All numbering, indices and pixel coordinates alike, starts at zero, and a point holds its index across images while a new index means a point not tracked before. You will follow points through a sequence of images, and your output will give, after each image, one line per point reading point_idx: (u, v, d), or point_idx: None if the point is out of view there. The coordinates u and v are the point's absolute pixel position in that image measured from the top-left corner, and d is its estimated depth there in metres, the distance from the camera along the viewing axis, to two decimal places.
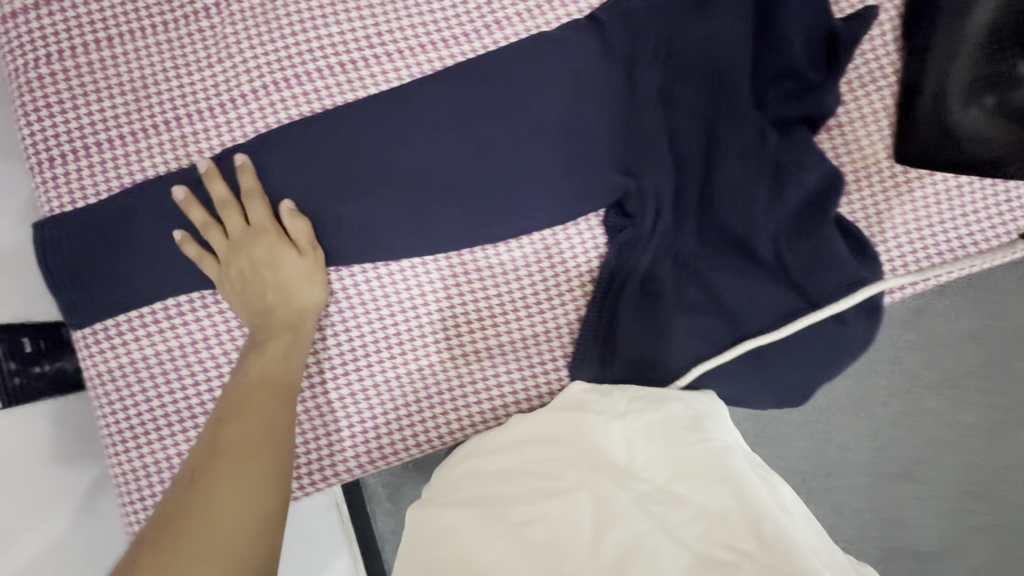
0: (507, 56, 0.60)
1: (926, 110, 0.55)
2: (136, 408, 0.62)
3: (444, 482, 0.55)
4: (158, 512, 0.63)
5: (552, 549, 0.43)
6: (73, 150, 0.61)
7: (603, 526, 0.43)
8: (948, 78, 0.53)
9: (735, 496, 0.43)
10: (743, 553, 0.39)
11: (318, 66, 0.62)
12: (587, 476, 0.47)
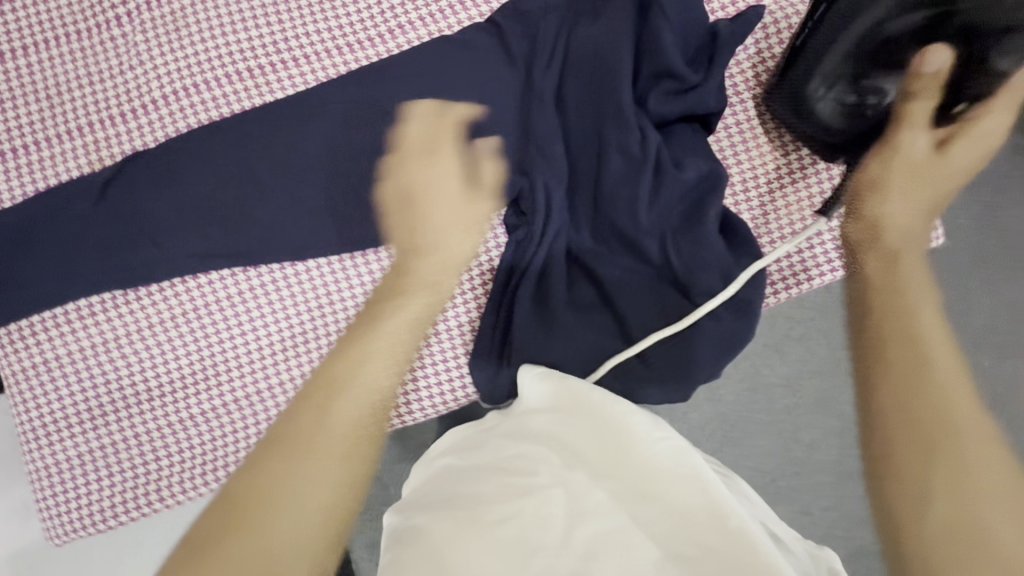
0: (402, 64, 0.61)
1: (793, 87, 0.55)
2: (54, 407, 0.64)
3: (421, 481, 0.54)
4: (77, 509, 0.64)
5: (521, 546, 0.39)
6: None
7: (573, 524, 0.41)
8: (823, 60, 0.52)
9: (701, 492, 0.41)
10: (711, 550, 0.38)
11: (227, 69, 0.63)
12: (557, 473, 0.45)
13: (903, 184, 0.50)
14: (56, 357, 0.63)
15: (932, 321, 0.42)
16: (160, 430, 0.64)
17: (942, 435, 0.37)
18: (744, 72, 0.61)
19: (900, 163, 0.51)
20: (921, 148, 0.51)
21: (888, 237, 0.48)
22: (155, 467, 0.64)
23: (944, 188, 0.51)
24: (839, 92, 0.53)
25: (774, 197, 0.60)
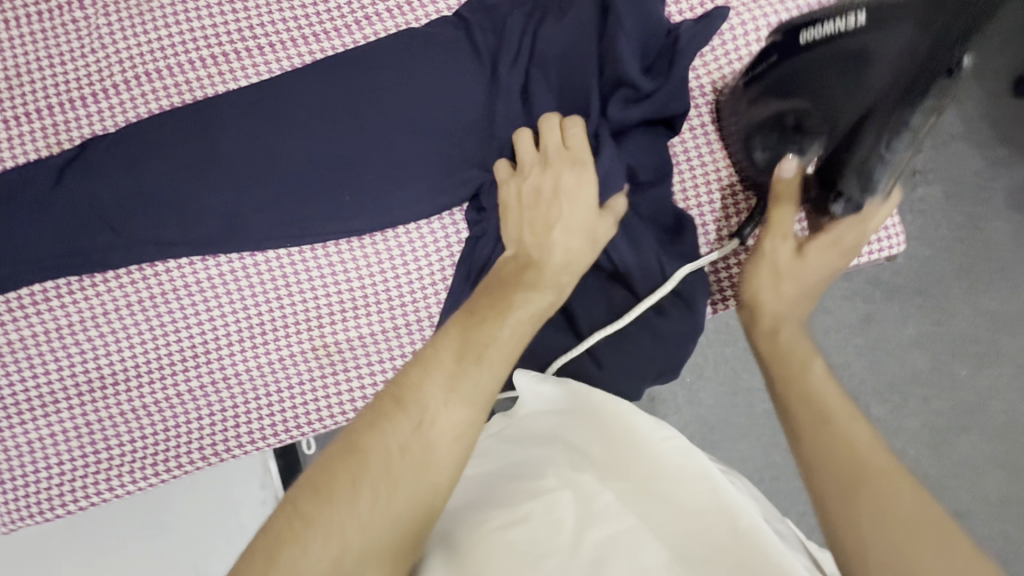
0: (370, 57, 0.60)
1: (734, 127, 0.60)
2: (5, 394, 0.62)
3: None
4: (27, 498, 0.64)
5: (531, 550, 0.38)
6: None
7: (583, 527, 0.39)
8: (750, 113, 0.57)
9: (709, 490, 0.39)
10: (721, 552, 0.36)
11: (193, 54, 0.62)
12: (565, 478, 0.44)
13: (784, 274, 0.52)
14: (9, 343, 0.62)
15: (804, 363, 0.46)
16: (114, 419, 0.63)
17: (838, 455, 0.39)
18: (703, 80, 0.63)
19: (784, 248, 0.53)
20: (785, 246, 0.53)
21: (766, 318, 0.51)
22: (108, 456, 0.63)
23: (812, 287, 0.52)
24: (761, 140, 0.57)
25: (727, 205, 0.63)
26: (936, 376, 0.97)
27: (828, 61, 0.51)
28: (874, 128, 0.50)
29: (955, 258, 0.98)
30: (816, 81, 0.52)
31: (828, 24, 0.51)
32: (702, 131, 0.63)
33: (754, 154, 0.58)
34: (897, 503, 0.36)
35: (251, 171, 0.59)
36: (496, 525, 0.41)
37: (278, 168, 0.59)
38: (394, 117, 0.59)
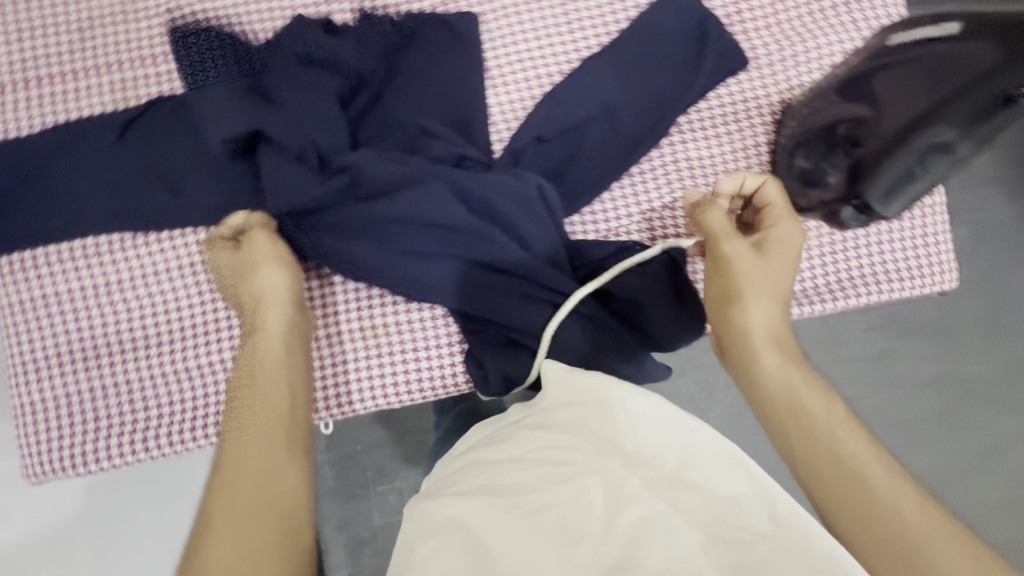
0: (429, 45, 0.62)
1: (792, 131, 0.58)
2: (43, 335, 0.63)
3: (449, 470, 0.53)
4: (52, 442, 0.63)
5: (569, 535, 0.40)
6: (21, 83, 0.63)
7: (614, 513, 0.40)
8: (813, 112, 0.56)
9: (746, 479, 0.40)
10: (757, 534, 0.37)
11: (266, 25, 0.64)
12: (592, 461, 0.43)
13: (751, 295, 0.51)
14: (55, 290, 0.63)
15: (783, 381, 0.47)
16: (149, 377, 0.64)
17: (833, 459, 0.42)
18: (762, 98, 0.62)
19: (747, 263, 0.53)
20: (744, 253, 0.53)
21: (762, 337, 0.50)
22: (137, 415, 0.64)
23: (777, 286, 0.52)
24: (809, 146, 0.56)
25: None
26: (951, 419, 0.97)
27: (907, 71, 0.50)
28: (940, 132, 0.49)
29: (982, 303, 0.98)
30: (897, 79, 0.51)
31: (924, 29, 0.50)
32: (756, 148, 0.63)
33: (795, 161, 0.57)
34: (898, 499, 0.40)
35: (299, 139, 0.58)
36: (523, 513, 0.42)
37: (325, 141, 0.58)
38: (453, 107, 0.61)
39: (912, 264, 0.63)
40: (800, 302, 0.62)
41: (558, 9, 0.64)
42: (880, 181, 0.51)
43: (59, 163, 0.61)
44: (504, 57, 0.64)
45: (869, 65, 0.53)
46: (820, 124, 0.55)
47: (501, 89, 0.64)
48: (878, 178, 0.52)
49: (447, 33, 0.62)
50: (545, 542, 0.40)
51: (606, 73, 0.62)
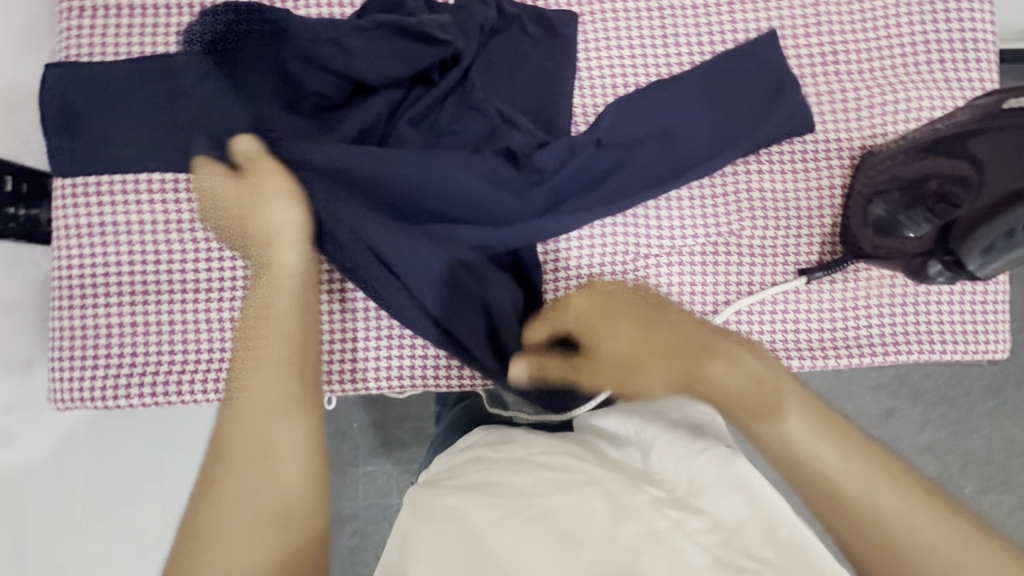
0: (517, 38, 0.63)
1: (872, 181, 0.58)
2: (89, 260, 0.62)
3: (448, 467, 0.56)
4: (81, 370, 0.62)
5: (570, 539, 0.40)
6: (113, 7, 0.63)
7: (617, 526, 0.41)
8: (900, 164, 0.56)
9: (749, 503, 0.41)
10: (763, 562, 0.37)
11: None
12: (598, 478, 0.46)
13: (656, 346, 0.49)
14: (115, 220, 0.62)
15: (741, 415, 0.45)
16: (192, 322, 0.63)
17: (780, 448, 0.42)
18: (839, 142, 0.64)
19: (615, 336, 0.50)
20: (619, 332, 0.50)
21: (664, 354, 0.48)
22: (176, 358, 0.63)
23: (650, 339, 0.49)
24: (894, 196, 0.56)
25: (816, 253, 0.63)
26: (955, 489, 0.96)
27: (1003, 139, 0.52)
28: None
29: (1006, 381, 0.97)
30: (998, 146, 0.52)
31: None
32: (829, 190, 0.64)
33: (871, 208, 0.58)
34: (856, 474, 0.41)
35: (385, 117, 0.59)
36: (524, 515, 0.43)
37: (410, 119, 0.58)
38: (536, 107, 0.62)
39: (963, 330, 0.63)
40: (851, 349, 0.63)
41: (655, 20, 0.65)
42: (975, 242, 0.52)
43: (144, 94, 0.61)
44: (596, 60, 0.64)
45: (966, 129, 0.54)
46: (911, 175, 0.55)
47: (588, 90, 0.64)
48: (974, 239, 0.52)
49: (541, 27, 0.63)
50: (538, 540, 0.41)
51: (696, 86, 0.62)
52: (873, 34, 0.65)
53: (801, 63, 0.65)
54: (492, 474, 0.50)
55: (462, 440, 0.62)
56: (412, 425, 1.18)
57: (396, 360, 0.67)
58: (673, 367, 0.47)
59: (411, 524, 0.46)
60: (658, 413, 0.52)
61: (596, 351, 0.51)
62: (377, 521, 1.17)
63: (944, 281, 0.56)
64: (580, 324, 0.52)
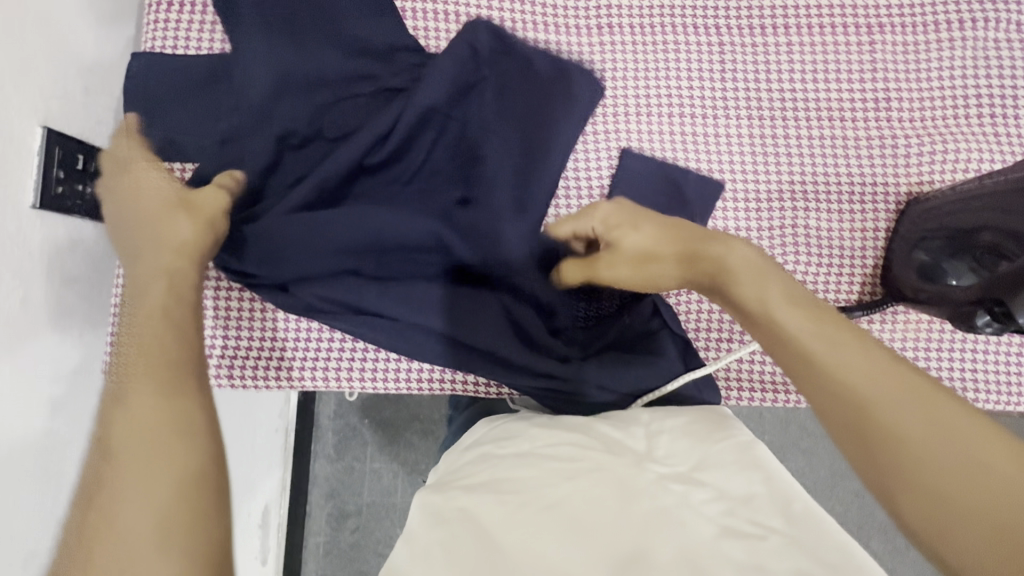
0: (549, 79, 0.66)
1: (917, 228, 0.61)
2: None
3: (454, 467, 0.56)
4: None
5: (581, 523, 0.43)
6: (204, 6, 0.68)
7: (622, 512, 0.44)
8: (947, 214, 0.59)
9: (763, 482, 0.45)
10: (770, 529, 0.41)
11: (439, 7, 0.69)
12: (604, 460, 0.49)
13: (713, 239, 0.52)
14: None
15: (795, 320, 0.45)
16: (244, 306, 0.67)
17: (850, 418, 0.40)
18: (883, 186, 0.66)
19: (616, 259, 0.55)
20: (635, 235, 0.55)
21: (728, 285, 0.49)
22: (226, 340, 0.68)
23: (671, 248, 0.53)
24: (938, 243, 0.59)
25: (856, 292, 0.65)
26: None
27: None
28: None
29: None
30: None
31: None
32: (873, 230, 0.65)
33: (915, 253, 0.60)
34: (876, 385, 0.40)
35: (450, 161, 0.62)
36: (536, 506, 0.45)
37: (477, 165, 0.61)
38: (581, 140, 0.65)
39: (992, 381, 0.64)
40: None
41: (706, 60, 0.69)
42: (1006, 287, 0.51)
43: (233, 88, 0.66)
44: (657, 88, 0.69)
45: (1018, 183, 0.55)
46: (955, 226, 0.58)
47: (645, 114, 0.69)
48: (1004, 284, 0.51)
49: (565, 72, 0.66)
50: (557, 520, 0.44)
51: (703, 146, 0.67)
52: (927, 85, 0.67)
53: (853, 107, 0.67)
54: (500, 463, 0.52)
55: (467, 437, 0.62)
56: (422, 426, 1.20)
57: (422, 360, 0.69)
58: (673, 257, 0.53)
59: (428, 513, 0.49)
60: (664, 416, 0.55)
61: (618, 246, 0.55)
62: (380, 518, 1.18)
63: (992, 333, 0.55)
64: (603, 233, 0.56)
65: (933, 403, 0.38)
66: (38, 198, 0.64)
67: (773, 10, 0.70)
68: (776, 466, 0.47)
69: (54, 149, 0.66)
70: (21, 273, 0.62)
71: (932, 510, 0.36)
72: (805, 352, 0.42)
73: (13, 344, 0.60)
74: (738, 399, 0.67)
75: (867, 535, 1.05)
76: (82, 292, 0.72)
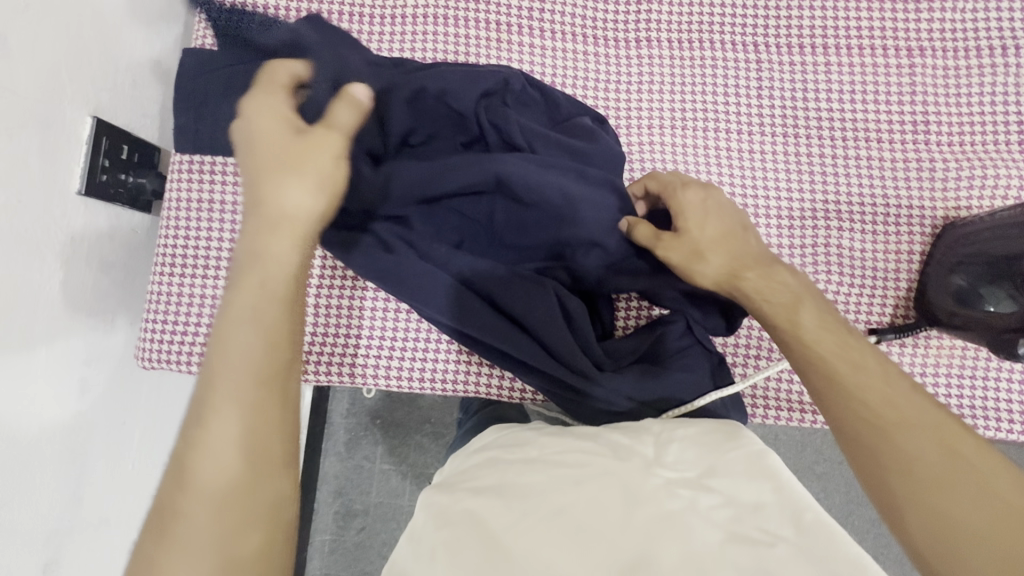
0: (551, 106, 0.66)
1: (953, 255, 0.60)
2: (197, 230, 0.69)
3: (463, 468, 0.58)
4: (173, 331, 0.68)
5: (586, 528, 0.44)
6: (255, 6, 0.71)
7: (622, 519, 0.44)
8: (985, 240, 0.58)
9: (772, 490, 0.44)
10: (777, 538, 0.41)
11: (480, 14, 0.70)
12: (612, 465, 0.49)
13: (751, 266, 0.54)
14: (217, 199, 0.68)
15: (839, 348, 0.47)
16: None
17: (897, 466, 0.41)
18: (918, 209, 0.65)
19: (706, 227, 0.56)
20: (713, 223, 0.56)
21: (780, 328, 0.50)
22: None
23: (733, 261, 0.54)
24: (973, 271, 0.59)
25: (888, 315, 0.64)
26: None
27: None
28: None
29: None
30: None
31: None
32: (907, 254, 0.65)
33: (951, 277, 0.60)
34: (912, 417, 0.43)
35: (495, 169, 0.59)
36: (542, 509, 0.46)
37: (515, 175, 0.58)
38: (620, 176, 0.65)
39: None
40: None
41: (742, 77, 0.70)
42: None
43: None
44: (693, 103, 0.70)
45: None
46: (997, 251, 0.57)
47: (680, 128, 0.69)
48: None
49: (570, 104, 0.66)
50: (557, 526, 0.44)
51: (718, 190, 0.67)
52: (968, 109, 0.67)
53: (890, 128, 0.67)
54: (509, 467, 0.54)
55: (476, 443, 0.63)
56: (433, 429, 1.20)
57: (446, 361, 0.69)
58: (731, 274, 0.54)
59: (437, 516, 0.50)
60: (676, 422, 0.55)
61: (686, 232, 0.56)
62: (386, 519, 1.18)
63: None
64: (689, 206, 0.57)
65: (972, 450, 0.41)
66: (84, 185, 0.66)
67: (812, 29, 0.70)
68: (789, 478, 0.46)
69: (102, 139, 0.68)
70: (62, 256, 0.63)
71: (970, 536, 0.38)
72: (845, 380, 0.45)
73: (52, 324, 0.62)
74: (763, 417, 0.66)
75: (884, 567, 1.02)
76: (119, 279, 0.74)
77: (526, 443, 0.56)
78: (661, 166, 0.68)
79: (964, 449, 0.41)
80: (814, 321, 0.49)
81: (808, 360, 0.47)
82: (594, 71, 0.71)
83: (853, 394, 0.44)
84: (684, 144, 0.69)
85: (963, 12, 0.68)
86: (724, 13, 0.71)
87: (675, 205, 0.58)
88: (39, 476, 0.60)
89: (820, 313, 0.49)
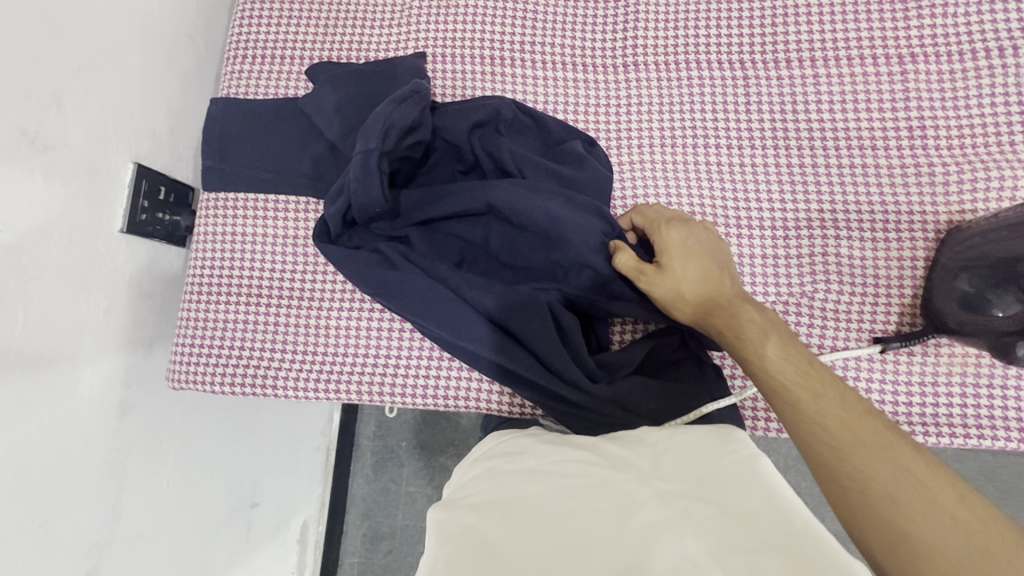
0: (542, 135, 0.70)
1: (957, 259, 0.58)
2: (220, 261, 0.74)
3: (465, 481, 0.59)
4: (199, 353, 0.73)
5: (577, 538, 0.43)
6: (273, 56, 0.78)
7: (605, 530, 0.43)
8: (987, 243, 0.56)
9: (766, 497, 0.42)
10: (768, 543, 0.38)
11: (477, 50, 0.75)
12: (607, 478, 0.49)
13: (723, 306, 0.58)
14: (238, 231, 0.74)
15: (804, 379, 0.50)
16: (290, 322, 0.73)
17: (854, 492, 0.43)
18: (921, 215, 0.64)
19: (687, 267, 0.59)
20: (692, 264, 0.59)
21: (746, 361, 0.54)
22: (270, 354, 0.73)
23: (708, 300, 0.58)
24: (975, 275, 0.56)
25: (894, 324, 0.63)
26: None
27: None
28: None
29: None
30: None
31: None
32: (911, 260, 0.63)
33: (957, 282, 0.57)
34: (869, 445, 0.45)
35: (485, 195, 0.62)
36: (535, 523, 0.46)
37: (503, 200, 0.62)
38: (608, 203, 0.67)
39: None
40: (930, 427, 0.60)
41: (730, 94, 0.71)
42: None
43: (293, 131, 0.75)
44: (682, 121, 0.71)
45: None
46: (999, 253, 0.55)
47: (670, 145, 0.71)
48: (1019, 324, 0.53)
49: (559, 131, 0.69)
50: (540, 537, 0.44)
51: (710, 206, 0.68)
52: (967, 112, 0.66)
53: (885, 135, 0.67)
54: (509, 483, 0.54)
55: (478, 451, 0.65)
56: (456, 452, 1.21)
57: (452, 378, 0.71)
58: (705, 312, 0.58)
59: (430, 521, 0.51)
60: (674, 434, 0.54)
61: (666, 270, 0.59)
62: (412, 541, 1.19)
63: None
64: (673, 246, 0.60)
65: (930, 482, 0.42)
66: (126, 224, 0.73)
67: (798, 43, 0.71)
68: (783, 485, 0.43)
69: (142, 182, 0.75)
70: (105, 288, 0.70)
71: (905, 542, 0.40)
72: (806, 409, 0.48)
73: (94, 350, 0.68)
74: (766, 429, 0.65)
75: None
76: (155, 307, 0.81)
77: (526, 458, 0.57)
78: (653, 184, 0.70)
79: (907, 463, 0.43)
80: (778, 354, 0.52)
81: (774, 391, 0.51)
82: (584, 96, 0.74)
83: (809, 419, 0.48)
84: (676, 162, 0.70)
85: (954, 17, 0.67)
86: (709, 34, 0.73)
87: (661, 243, 0.61)
88: (81, 491, 0.66)
89: (784, 346, 0.53)
